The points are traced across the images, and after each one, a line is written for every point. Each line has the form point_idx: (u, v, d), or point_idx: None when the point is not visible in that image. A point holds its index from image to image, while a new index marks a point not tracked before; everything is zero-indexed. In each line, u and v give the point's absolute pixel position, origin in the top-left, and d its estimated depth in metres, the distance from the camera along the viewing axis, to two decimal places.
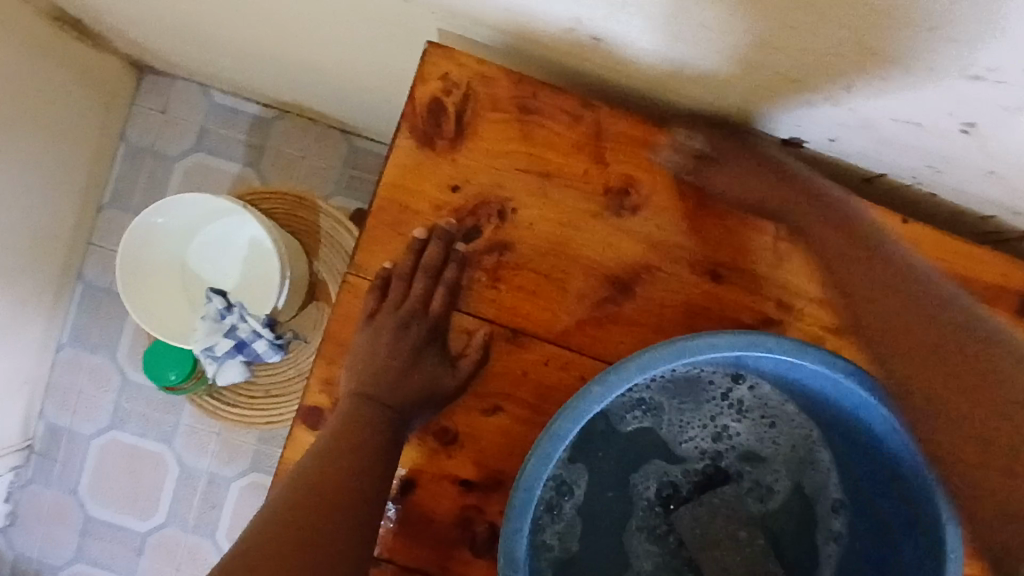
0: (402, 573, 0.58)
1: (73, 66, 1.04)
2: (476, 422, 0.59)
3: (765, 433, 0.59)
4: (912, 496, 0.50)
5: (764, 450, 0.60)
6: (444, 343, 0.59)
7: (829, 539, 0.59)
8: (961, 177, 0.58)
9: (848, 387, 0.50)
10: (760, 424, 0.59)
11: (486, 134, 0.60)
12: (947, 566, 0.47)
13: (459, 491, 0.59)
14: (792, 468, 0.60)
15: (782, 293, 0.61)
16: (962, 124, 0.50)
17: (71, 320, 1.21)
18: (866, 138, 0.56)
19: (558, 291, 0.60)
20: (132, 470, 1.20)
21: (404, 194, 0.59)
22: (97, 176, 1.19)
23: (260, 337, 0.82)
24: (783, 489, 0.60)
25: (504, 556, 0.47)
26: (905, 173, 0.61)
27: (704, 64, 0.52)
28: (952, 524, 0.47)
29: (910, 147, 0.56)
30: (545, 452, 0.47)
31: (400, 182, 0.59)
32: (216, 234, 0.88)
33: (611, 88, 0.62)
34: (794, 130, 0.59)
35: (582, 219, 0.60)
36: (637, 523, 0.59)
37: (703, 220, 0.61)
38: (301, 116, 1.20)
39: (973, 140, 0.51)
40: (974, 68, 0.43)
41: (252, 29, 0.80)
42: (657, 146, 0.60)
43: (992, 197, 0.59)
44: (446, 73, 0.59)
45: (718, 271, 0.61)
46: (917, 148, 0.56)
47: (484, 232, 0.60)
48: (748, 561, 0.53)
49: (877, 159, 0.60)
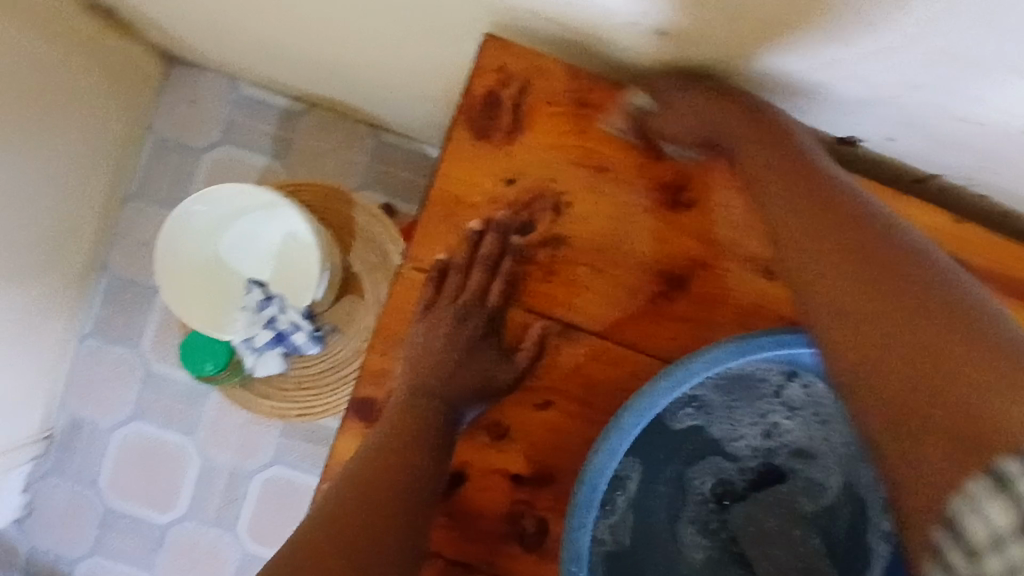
0: (450, 568, 0.58)
1: (103, 56, 1.04)
2: (526, 416, 0.58)
3: (817, 431, 0.58)
4: None
5: (816, 448, 0.58)
6: (498, 336, 0.59)
7: (880, 539, 0.57)
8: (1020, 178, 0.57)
9: None
10: (812, 422, 0.57)
11: (542, 126, 0.60)
12: None
13: (508, 486, 0.58)
14: (844, 468, 0.58)
15: None
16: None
17: (95, 312, 1.21)
18: (924, 137, 0.56)
19: (612, 286, 0.59)
20: (154, 462, 1.20)
21: (459, 186, 0.59)
22: (123, 168, 1.19)
23: (299, 329, 0.82)
24: (834, 488, 0.58)
25: (567, 553, 0.46)
26: (957, 174, 0.61)
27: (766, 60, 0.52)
28: None
29: (970, 148, 0.55)
30: (610, 446, 0.47)
31: (456, 174, 0.59)
32: (250, 226, 0.86)
33: None
34: (850, 128, 0.59)
35: (636, 214, 0.60)
36: (687, 517, 0.59)
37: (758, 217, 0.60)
38: (329, 110, 1.19)
39: None
40: None
41: (291, 22, 0.80)
42: None
43: None
44: (503, 66, 0.59)
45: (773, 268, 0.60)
46: (977, 150, 0.55)
47: (538, 226, 0.60)
48: (806, 562, 0.53)
49: (930, 159, 0.60)
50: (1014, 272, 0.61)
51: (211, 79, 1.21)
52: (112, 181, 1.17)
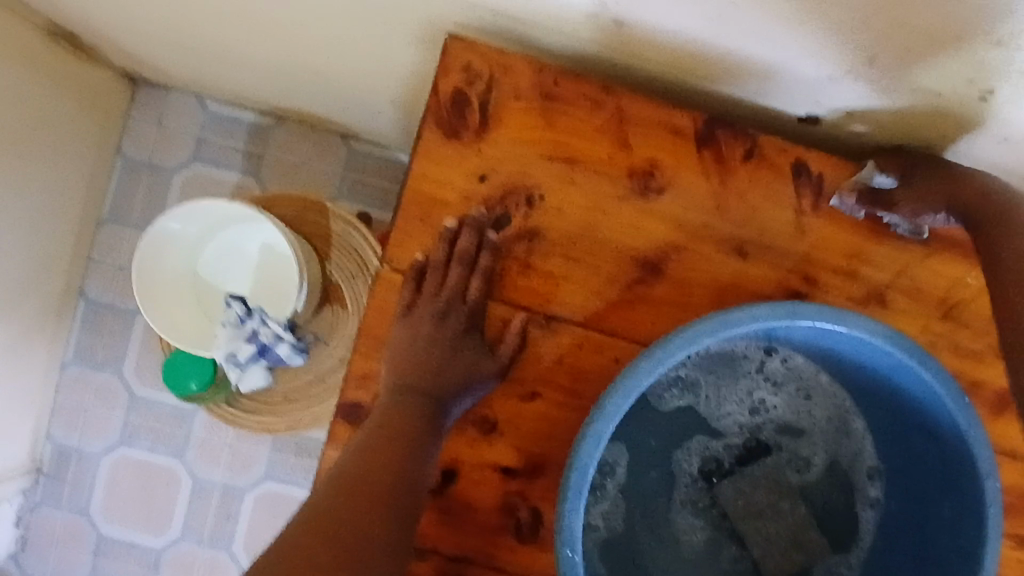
0: (448, 564, 0.58)
1: (69, 80, 1.03)
2: (515, 409, 0.59)
3: (802, 404, 0.58)
4: (949, 455, 0.49)
5: (801, 422, 0.59)
6: (481, 331, 0.60)
7: (867, 506, 0.58)
8: (977, 145, 0.59)
9: (881, 355, 0.49)
10: (796, 396, 0.58)
11: (511, 122, 0.61)
12: (988, 529, 0.46)
13: (501, 479, 0.59)
14: (829, 440, 0.59)
15: (808, 266, 0.61)
16: (981, 90, 0.51)
17: (75, 338, 1.19)
18: (883, 110, 0.58)
19: (589, 276, 0.60)
20: (144, 486, 1.19)
21: (433, 185, 0.60)
22: (96, 192, 1.18)
23: (281, 341, 0.81)
24: (820, 463, 0.59)
25: (559, 536, 0.47)
26: (920, 146, 0.62)
27: (724, 43, 0.53)
28: (991, 480, 0.46)
29: (927, 118, 0.57)
30: (596, 432, 0.47)
31: (429, 174, 0.60)
32: (228, 241, 0.87)
33: (630, 73, 0.63)
34: (812, 106, 0.60)
35: (609, 203, 0.61)
36: (681, 499, 0.59)
37: (728, 198, 0.62)
38: (299, 122, 1.19)
39: (991, 106, 0.52)
40: (994, 33, 0.44)
41: (258, 35, 0.80)
42: (679, 127, 0.61)
43: (1006, 164, 0.61)
44: (468, 64, 0.60)
45: (745, 247, 0.61)
46: (933, 120, 0.57)
47: (513, 221, 0.60)
48: (797, 529, 0.57)
49: (891, 133, 0.61)
50: None
51: (178, 99, 1.20)
52: (84, 206, 1.16)
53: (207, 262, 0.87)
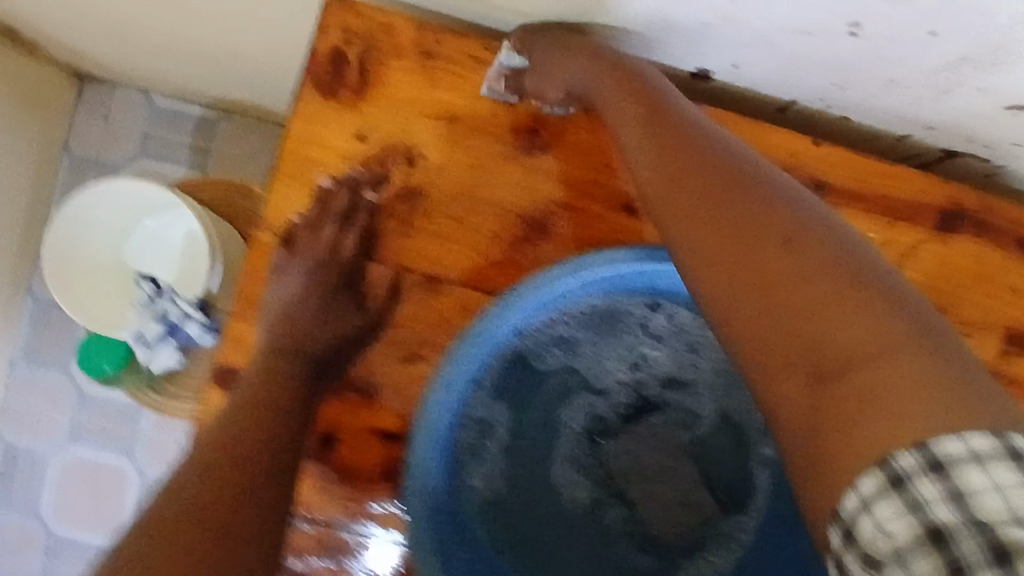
0: (329, 534, 0.56)
1: (13, 91, 1.00)
2: (394, 372, 0.58)
3: (687, 358, 0.61)
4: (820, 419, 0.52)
5: (686, 375, 0.62)
6: (359, 291, 0.58)
7: (762, 463, 0.62)
8: (867, 91, 0.58)
9: None
10: (682, 349, 0.61)
11: (391, 82, 0.59)
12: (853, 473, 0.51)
13: (384, 442, 0.57)
14: (717, 392, 0.62)
15: None
16: (848, 25, 0.49)
17: (24, 336, 1.14)
18: (767, 57, 0.56)
19: (473, 235, 0.59)
20: (91, 485, 1.17)
21: (309, 142, 0.59)
22: (42, 192, 1.15)
23: (191, 320, 0.80)
24: (709, 415, 0.63)
25: (409, 490, 0.49)
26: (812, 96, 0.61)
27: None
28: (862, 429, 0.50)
29: (811, 62, 0.55)
30: (448, 380, 0.48)
31: (303, 133, 0.58)
32: (150, 228, 0.85)
33: None
34: (696, 61, 0.59)
35: (494, 161, 0.60)
36: (563, 454, 0.63)
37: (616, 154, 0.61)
38: (244, 116, 1.16)
39: (865, 43, 0.51)
40: None
41: (160, 22, 0.77)
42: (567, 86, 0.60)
43: (897, 113, 0.60)
44: (344, 23, 0.58)
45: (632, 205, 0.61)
46: (821, 64, 0.55)
47: (395, 179, 0.59)
48: (682, 484, 0.63)
49: (778, 82, 0.60)
50: (880, 191, 0.63)
51: (114, 96, 1.15)
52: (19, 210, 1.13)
53: (133, 250, 0.86)
